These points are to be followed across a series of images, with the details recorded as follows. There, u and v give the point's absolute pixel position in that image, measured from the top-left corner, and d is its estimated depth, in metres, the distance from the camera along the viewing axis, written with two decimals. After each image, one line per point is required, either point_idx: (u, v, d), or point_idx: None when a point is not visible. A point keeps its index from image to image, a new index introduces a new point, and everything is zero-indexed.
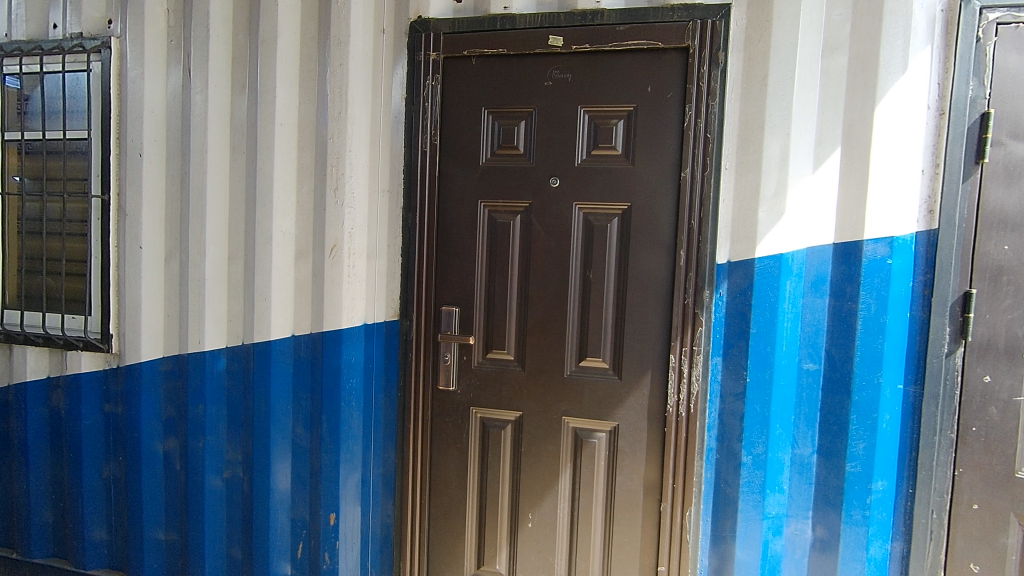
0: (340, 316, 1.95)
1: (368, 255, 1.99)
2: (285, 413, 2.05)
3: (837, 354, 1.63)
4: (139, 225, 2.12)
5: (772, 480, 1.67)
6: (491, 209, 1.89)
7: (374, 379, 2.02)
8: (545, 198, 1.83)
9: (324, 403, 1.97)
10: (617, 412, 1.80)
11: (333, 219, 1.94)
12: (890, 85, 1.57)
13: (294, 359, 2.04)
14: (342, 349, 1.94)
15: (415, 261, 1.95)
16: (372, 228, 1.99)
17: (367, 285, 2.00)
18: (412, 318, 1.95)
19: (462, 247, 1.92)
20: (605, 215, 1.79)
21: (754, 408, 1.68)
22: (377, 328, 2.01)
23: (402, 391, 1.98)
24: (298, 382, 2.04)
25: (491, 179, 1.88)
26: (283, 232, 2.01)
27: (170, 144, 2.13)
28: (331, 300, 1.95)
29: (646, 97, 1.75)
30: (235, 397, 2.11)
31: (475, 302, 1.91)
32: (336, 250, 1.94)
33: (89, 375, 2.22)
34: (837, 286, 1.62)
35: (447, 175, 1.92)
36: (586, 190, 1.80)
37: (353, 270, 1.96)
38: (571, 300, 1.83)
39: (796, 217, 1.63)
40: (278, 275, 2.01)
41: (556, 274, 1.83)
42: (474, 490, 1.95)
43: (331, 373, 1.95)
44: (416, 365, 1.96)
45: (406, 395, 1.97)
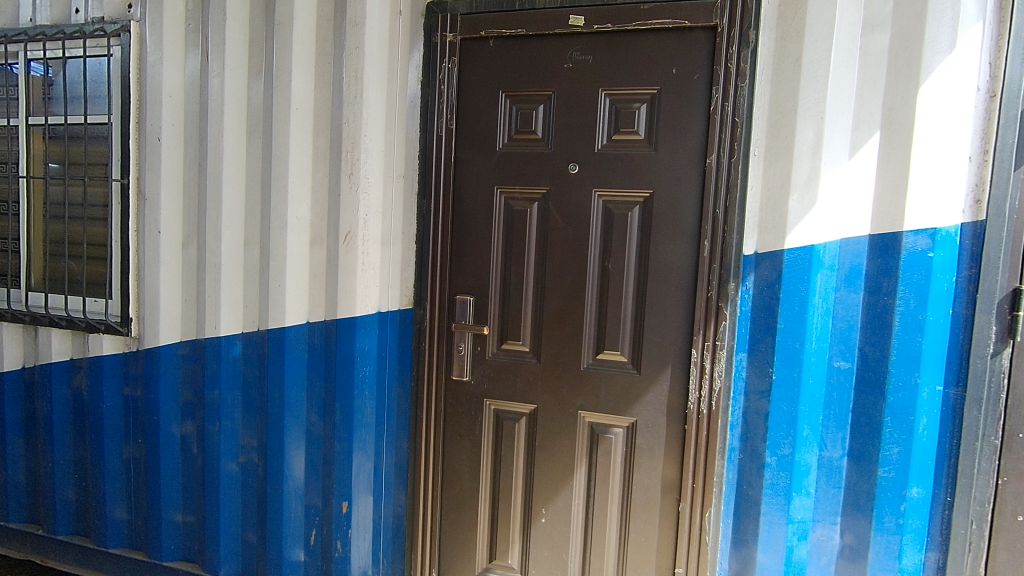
0: (355, 302, 1.91)
1: (380, 244, 1.94)
2: (300, 399, 2.05)
3: (871, 352, 1.54)
4: (157, 210, 2.13)
5: (798, 483, 1.60)
6: (508, 196, 1.83)
7: (387, 367, 1.99)
8: (563, 185, 1.77)
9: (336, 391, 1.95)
10: (634, 409, 1.74)
11: (347, 205, 1.89)
12: (937, 64, 1.45)
13: (308, 346, 2.04)
14: (355, 337, 1.91)
15: (430, 248, 1.91)
16: (387, 216, 1.95)
17: (381, 271, 1.95)
18: (426, 306, 1.92)
19: (478, 235, 1.87)
20: (626, 204, 1.72)
21: (780, 407, 1.60)
22: (390, 316, 1.97)
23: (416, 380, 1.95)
24: (312, 368, 2.04)
25: (509, 165, 1.82)
26: (299, 218, 2.00)
27: (188, 128, 2.13)
28: (345, 287, 1.91)
29: (672, 79, 1.67)
30: (251, 382, 2.11)
31: (491, 292, 1.86)
32: (351, 237, 1.89)
33: (111, 357, 2.25)
34: (873, 280, 1.53)
35: (463, 161, 1.87)
36: (606, 177, 1.73)
37: (367, 259, 1.92)
38: (589, 291, 1.76)
39: (829, 207, 1.54)
40: (294, 261, 2.00)
41: (573, 264, 1.77)
42: (486, 484, 1.91)
43: (344, 360, 1.93)
44: (429, 354, 1.92)
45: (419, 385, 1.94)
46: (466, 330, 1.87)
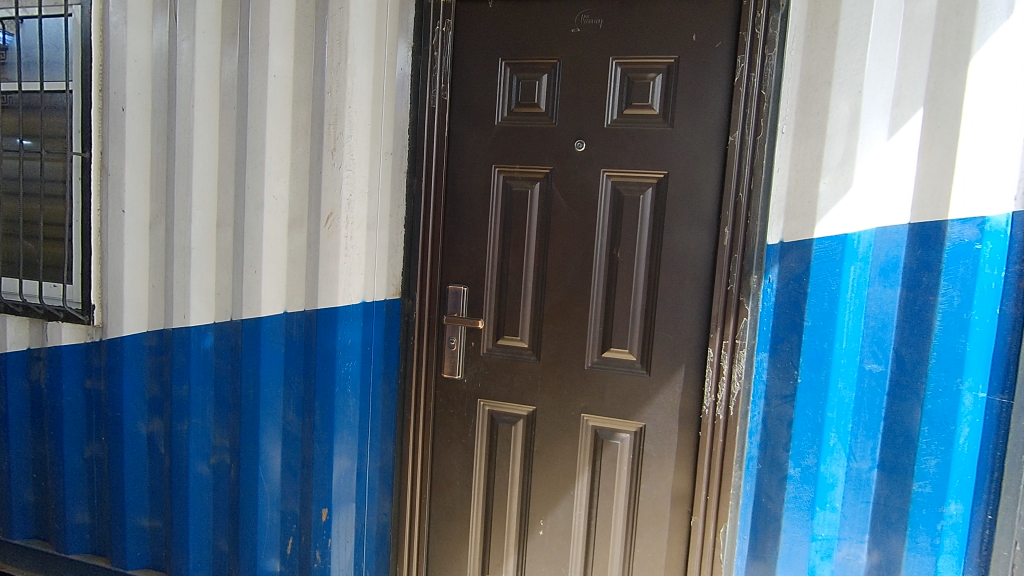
0: (337, 293, 1.68)
1: (366, 228, 1.72)
2: (277, 396, 1.88)
3: (907, 355, 1.38)
4: (119, 187, 1.93)
5: (823, 497, 1.45)
6: (507, 175, 1.66)
7: (372, 363, 1.79)
8: (568, 165, 1.60)
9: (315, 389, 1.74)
10: (643, 413, 1.58)
11: (328, 183, 1.67)
12: (992, 31, 1.27)
13: (285, 339, 1.86)
14: (336, 330, 1.69)
15: (420, 233, 1.73)
16: (374, 197, 1.73)
17: (365, 258, 1.73)
18: (414, 296, 1.74)
19: (474, 219, 1.70)
20: (638, 186, 1.55)
21: (805, 413, 1.45)
22: (374, 307, 1.77)
23: (401, 378, 1.81)
24: (290, 363, 1.87)
25: (508, 142, 1.65)
26: (276, 197, 1.81)
27: (155, 97, 1.93)
28: (326, 278, 1.69)
29: (692, 48, 1.50)
30: (223, 377, 1.94)
31: (486, 283, 1.69)
32: (333, 219, 1.67)
33: (70, 348, 2.07)
34: (912, 274, 1.37)
35: (458, 137, 1.70)
36: (616, 156, 1.56)
37: (350, 246, 1.69)
38: (595, 282, 1.60)
39: (864, 192, 1.38)
40: (270, 246, 1.82)
41: (578, 253, 1.60)
42: (479, 491, 1.75)
43: (321, 356, 1.71)
44: (417, 349, 1.75)
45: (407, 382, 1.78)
46: (458, 324, 1.70)
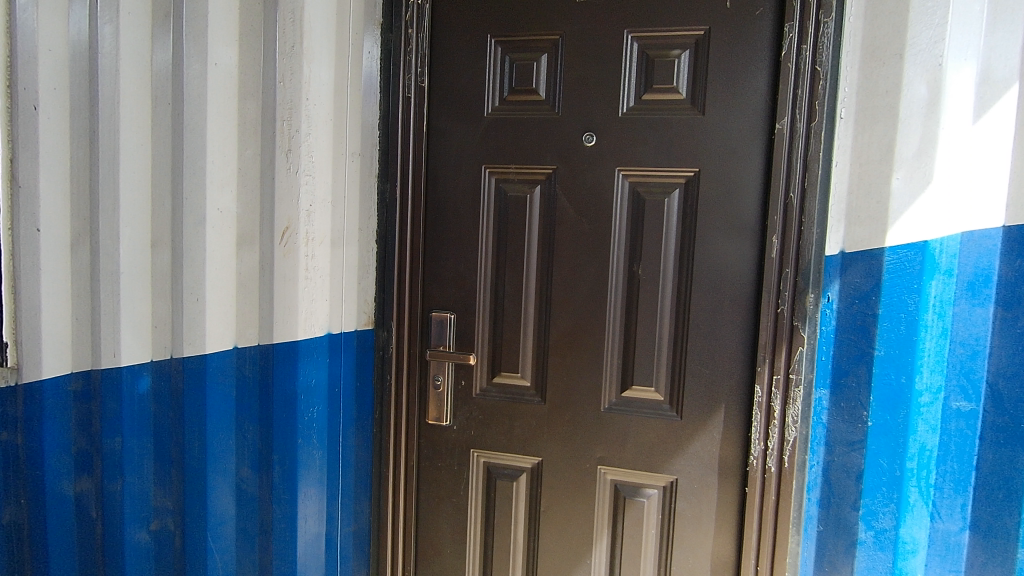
0: (297, 324, 1.40)
1: (327, 247, 1.44)
2: (227, 450, 1.46)
3: (1005, 389, 1.09)
4: (142, 203, 1.32)
5: (901, 567, 1.16)
6: (501, 177, 1.36)
7: (338, 405, 1.52)
8: (575, 163, 1.31)
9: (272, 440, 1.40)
10: (674, 464, 1.29)
11: (284, 192, 1.34)
12: None
13: (235, 381, 1.48)
14: (297, 368, 1.41)
15: (395, 255, 1.39)
16: (337, 209, 1.45)
17: (329, 279, 1.45)
18: (390, 330, 1.40)
19: (461, 232, 1.38)
20: (661, 187, 1.27)
21: (878, 464, 1.15)
22: (337, 340, 1.49)
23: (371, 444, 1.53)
24: (243, 409, 1.49)
25: (501, 137, 1.35)
26: (219, 209, 1.43)
27: (80, 81, 1.20)
28: (283, 309, 1.38)
29: (725, 16, 1.22)
30: (163, 426, 1.40)
31: (478, 309, 1.38)
32: (289, 235, 1.34)
33: (50, 389, 1.21)
34: (1008, 288, 1.08)
35: (439, 132, 1.39)
36: (634, 150, 1.27)
37: (313, 268, 1.41)
38: (612, 306, 1.31)
39: (947, 188, 1.10)
40: (216, 268, 1.44)
41: (591, 270, 1.31)
42: (474, 561, 1.44)
43: (278, 398, 1.43)
44: (395, 395, 1.42)
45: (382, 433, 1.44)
46: (445, 361, 1.38)
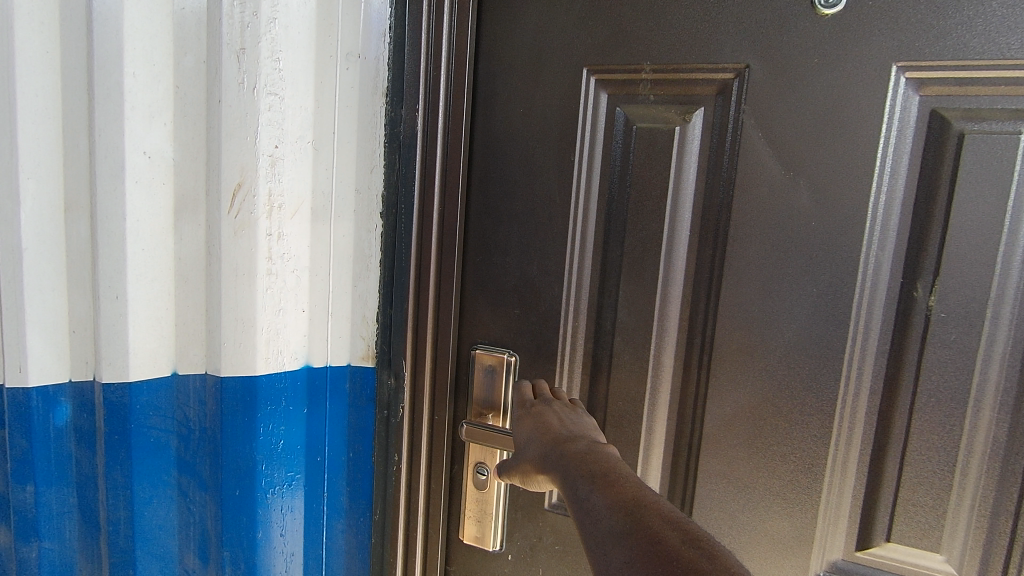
0: (257, 355, 0.70)
1: (312, 217, 0.72)
2: (165, 528, 0.76)
3: None
4: (53, 155, 0.65)
5: None
6: (620, 97, 0.67)
7: (324, 484, 0.80)
8: (792, 59, 0.59)
9: (218, 524, 0.74)
10: None
11: (233, 119, 0.66)
12: None
13: (181, 428, 0.74)
14: (254, 422, 0.71)
15: (415, 241, 0.74)
16: (330, 148, 0.73)
17: (310, 282, 0.74)
18: (398, 378, 0.77)
19: (536, 204, 0.71)
20: (1011, 107, 0.53)
21: None
22: (321, 378, 0.77)
23: (376, 533, 0.81)
24: (189, 478, 0.75)
25: (624, 12, 0.65)
26: (149, 142, 0.66)
27: None
28: (236, 337, 0.69)
29: None
30: (85, 493, 0.73)
31: (562, 352, 0.73)
32: (244, 200, 0.67)
33: None
34: None
35: (498, 11, 0.72)
36: (947, 25, 0.54)
37: (290, 252, 0.71)
38: (858, 377, 0.60)
39: None
40: (137, 243, 0.67)
41: (814, 295, 0.61)
42: None
43: (223, 456, 0.72)
44: (403, 495, 0.79)
45: (381, 540, 0.81)
46: (493, 447, 0.74)
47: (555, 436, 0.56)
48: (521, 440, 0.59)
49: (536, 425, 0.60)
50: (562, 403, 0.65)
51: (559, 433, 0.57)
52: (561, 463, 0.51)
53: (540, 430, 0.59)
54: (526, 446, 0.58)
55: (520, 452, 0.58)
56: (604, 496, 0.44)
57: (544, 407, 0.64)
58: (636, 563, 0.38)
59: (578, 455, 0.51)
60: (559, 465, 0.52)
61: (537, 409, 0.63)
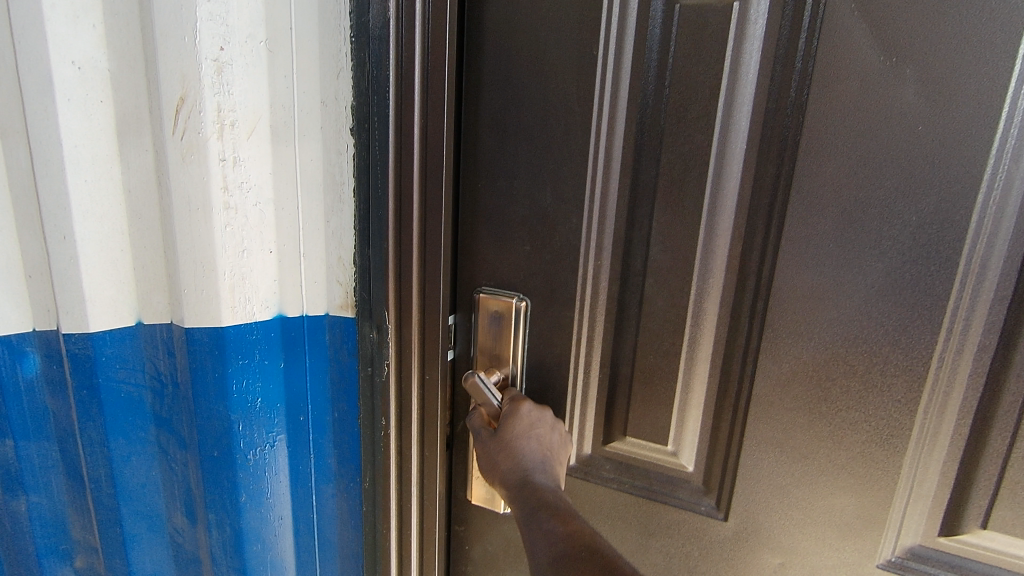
0: (222, 302, 0.57)
1: (272, 135, 0.57)
2: (150, 486, 0.68)
3: None
4: None
5: None
6: None
7: (309, 444, 0.70)
8: None
9: (201, 485, 0.65)
10: None
11: (167, 13, 0.50)
12: None
13: (154, 383, 0.63)
14: (223, 380, 0.60)
15: (392, 162, 0.58)
16: (288, 48, 0.57)
17: (278, 222, 0.60)
18: (381, 331, 0.64)
19: (548, 110, 0.55)
20: None
21: None
22: (297, 330, 0.65)
23: (366, 502, 0.71)
24: (167, 437, 0.66)
25: None
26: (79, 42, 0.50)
27: None
28: (195, 283, 0.56)
29: None
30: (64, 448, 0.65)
31: (581, 298, 0.59)
32: (187, 119, 0.52)
33: None
34: None
35: None
36: None
37: (248, 178, 0.56)
38: (966, 330, 0.47)
39: None
40: (78, 172, 0.53)
41: (914, 225, 0.46)
42: None
43: (202, 413, 0.62)
44: (393, 461, 0.69)
45: (371, 509, 0.71)
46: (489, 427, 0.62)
47: (526, 459, 0.57)
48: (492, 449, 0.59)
49: (530, 437, 0.59)
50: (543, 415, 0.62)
51: (526, 451, 0.58)
52: (522, 487, 0.56)
53: (531, 451, 0.58)
54: (495, 455, 0.59)
55: (495, 459, 0.59)
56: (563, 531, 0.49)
57: (534, 418, 0.61)
58: None
59: (538, 481, 0.56)
60: (521, 494, 0.55)
61: (530, 419, 0.60)
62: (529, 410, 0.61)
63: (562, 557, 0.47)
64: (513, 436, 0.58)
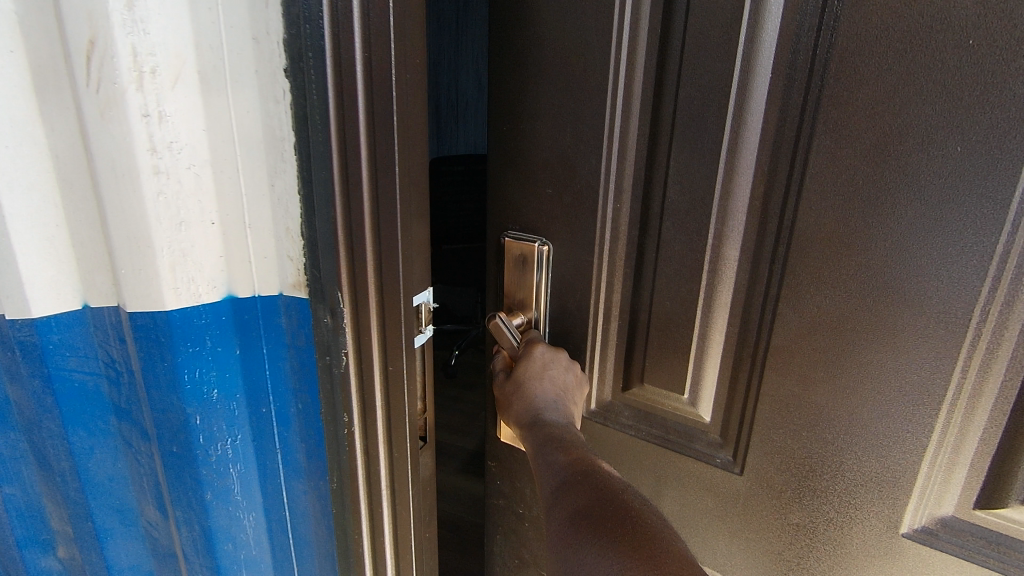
0: (162, 283, 0.48)
1: (200, 83, 0.45)
2: (118, 479, 0.59)
3: None
4: None
5: None
6: None
7: (275, 440, 0.61)
8: None
9: (167, 480, 0.57)
10: None
11: None
12: None
13: (109, 366, 0.54)
14: (171, 368, 0.51)
15: (332, 106, 0.46)
16: None
17: (219, 183, 0.49)
18: (336, 317, 0.53)
19: (570, 50, 0.55)
20: None
21: None
22: (249, 311, 0.55)
23: (336, 503, 0.62)
24: (132, 428, 0.56)
25: None
26: None
27: None
28: (130, 261, 0.47)
29: None
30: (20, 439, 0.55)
31: (601, 242, 0.60)
32: (102, 64, 0.41)
33: None
34: None
35: None
36: None
37: (178, 137, 0.45)
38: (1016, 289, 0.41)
39: None
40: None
41: (957, 165, 0.41)
42: None
43: (182, 412, 0.55)
44: (361, 463, 0.58)
45: (342, 510, 0.61)
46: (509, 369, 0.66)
47: (540, 400, 0.61)
48: (511, 389, 0.64)
49: (540, 381, 0.62)
50: (559, 358, 0.63)
51: (542, 392, 0.61)
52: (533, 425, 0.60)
53: (541, 392, 0.61)
54: (513, 395, 0.64)
55: (511, 399, 0.64)
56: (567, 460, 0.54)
57: (547, 360, 0.63)
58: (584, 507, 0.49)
59: (548, 420, 0.60)
60: (533, 431, 0.60)
61: (541, 362, 0.62)
62: (542, 355, 0.63)
63: (563, 483, 0.52)
64: (530, 376, 0.62)
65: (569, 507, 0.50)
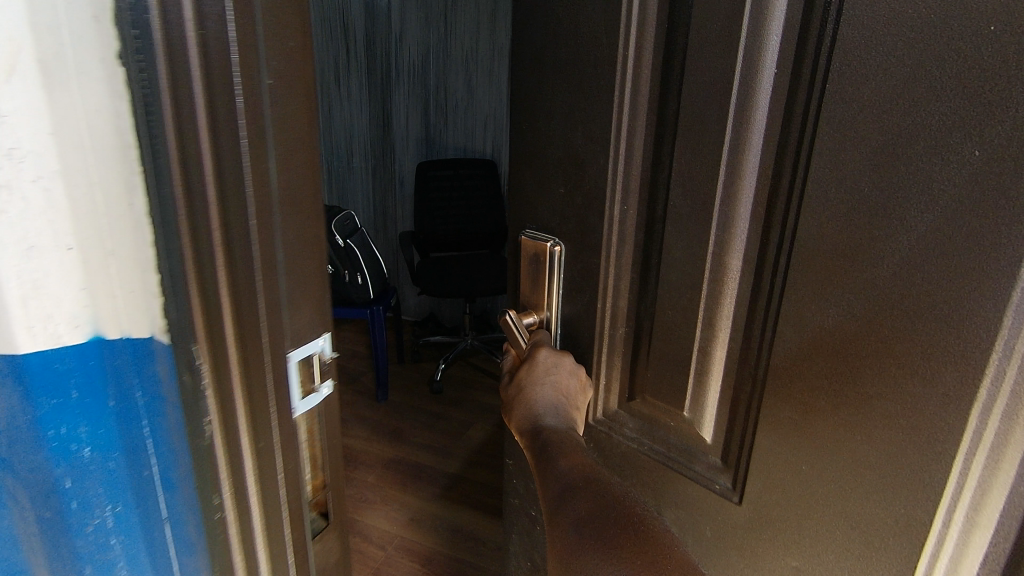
0: (11, 321, 0.40)
1: (42, 77, 0.37)
2: None
3: None
4: None
5: None
6: None
7: (159, 506, 0.50)
8: None
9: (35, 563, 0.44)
10: None
11: None
12: None
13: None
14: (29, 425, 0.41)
15: (168, 111, 0.39)
16: None
17: (55, 199, 0.39)
18: (195, 372, 0.46)
19: (584, 46, 0.54)
20: None
21: None
22: (114, 359, 0.45)
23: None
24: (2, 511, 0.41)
25: None
26: None
27: None
28: None
29: None
30: None
31: (607, 245, 0.58)
32: None
33: None
34: None
35: None
36: None
37: (17, 142, 0.37)
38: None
39: None
40: None
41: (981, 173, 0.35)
42: None
43: (27, 442, 0.41)
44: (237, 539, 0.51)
45: None
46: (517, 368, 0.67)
47: (543, 404, 0.61)
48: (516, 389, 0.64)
49: (543, 384, 0.61)
50: (564, 362, 0.62)
51: (545, 395, 0.61)
52: (537, 424, 0.60)
53: (544, 395, 0.61)
54: (517, 397, 0.64)
55: (514, 400, 0.64)
56: (570, 465, 0.55)
57: (552, 363, 0.62)
58: (588, 519, 0.50)
59: (552, 420, 0.60)
60: (536, 431, 0.60)
61: (545, 365, 0.62)
62: (546, 358, 0.62)
63: (566, 487, 0.54)
64: (532, 378, 0.62)
65: (574, 515, 0.51)
